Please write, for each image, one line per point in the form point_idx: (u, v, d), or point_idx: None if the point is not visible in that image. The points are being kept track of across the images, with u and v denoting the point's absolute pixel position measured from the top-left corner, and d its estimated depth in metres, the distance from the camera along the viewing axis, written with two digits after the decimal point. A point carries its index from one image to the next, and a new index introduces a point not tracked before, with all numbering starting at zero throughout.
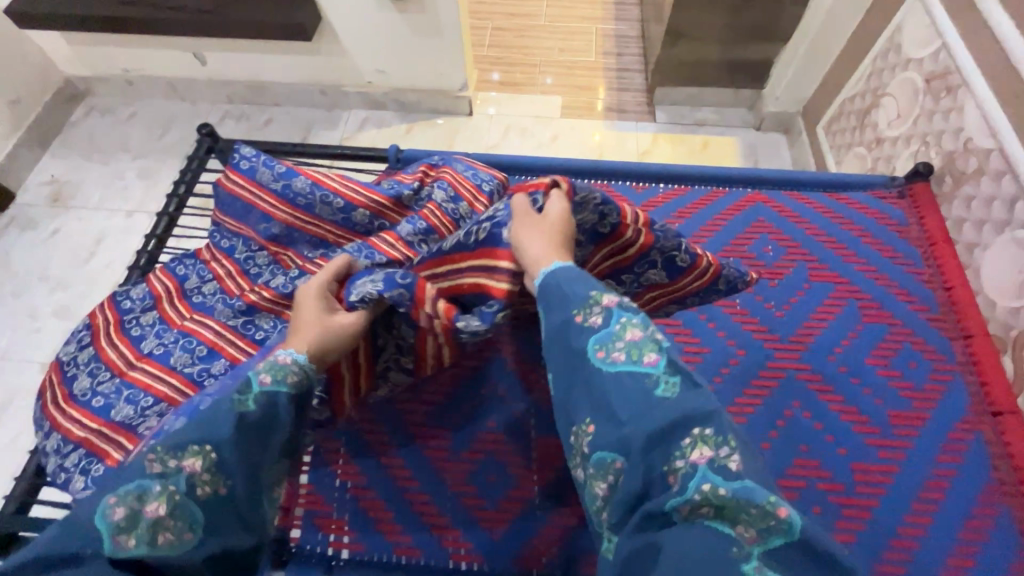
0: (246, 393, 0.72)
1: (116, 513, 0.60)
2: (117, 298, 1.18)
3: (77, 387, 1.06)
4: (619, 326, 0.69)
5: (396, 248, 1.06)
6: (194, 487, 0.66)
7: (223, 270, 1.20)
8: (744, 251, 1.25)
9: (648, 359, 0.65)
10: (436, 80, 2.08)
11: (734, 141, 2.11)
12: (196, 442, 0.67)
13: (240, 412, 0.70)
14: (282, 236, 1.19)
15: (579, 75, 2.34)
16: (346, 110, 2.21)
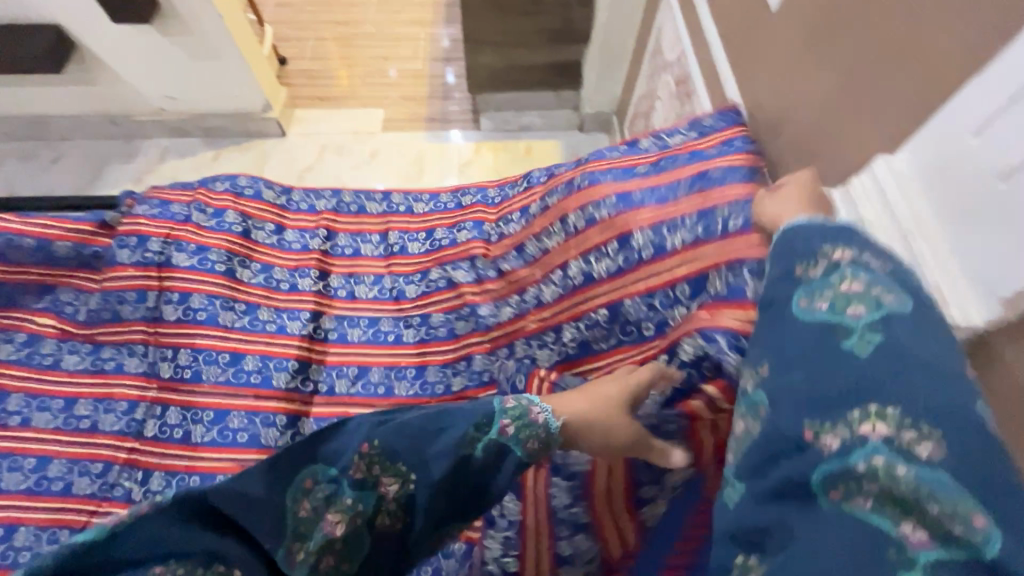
0: (482, 431, 0.63)
1: (302, 509, 0.56)
2: None
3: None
4: (839, 275, 0.51)
5: (200, 281, 1.09)
6: (379, 513, 0.60)
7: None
8: None
9: (858, 309, 0.49)
10: (233, 103, 1.94)
11: (555, 143, 2.09)
12: (405, 463, 0.60)
13: (462, 458, 0.61)
14: (95, 307, 1.08)
15: (404, 85, 2.25)
16: (147, 140, 2.04)
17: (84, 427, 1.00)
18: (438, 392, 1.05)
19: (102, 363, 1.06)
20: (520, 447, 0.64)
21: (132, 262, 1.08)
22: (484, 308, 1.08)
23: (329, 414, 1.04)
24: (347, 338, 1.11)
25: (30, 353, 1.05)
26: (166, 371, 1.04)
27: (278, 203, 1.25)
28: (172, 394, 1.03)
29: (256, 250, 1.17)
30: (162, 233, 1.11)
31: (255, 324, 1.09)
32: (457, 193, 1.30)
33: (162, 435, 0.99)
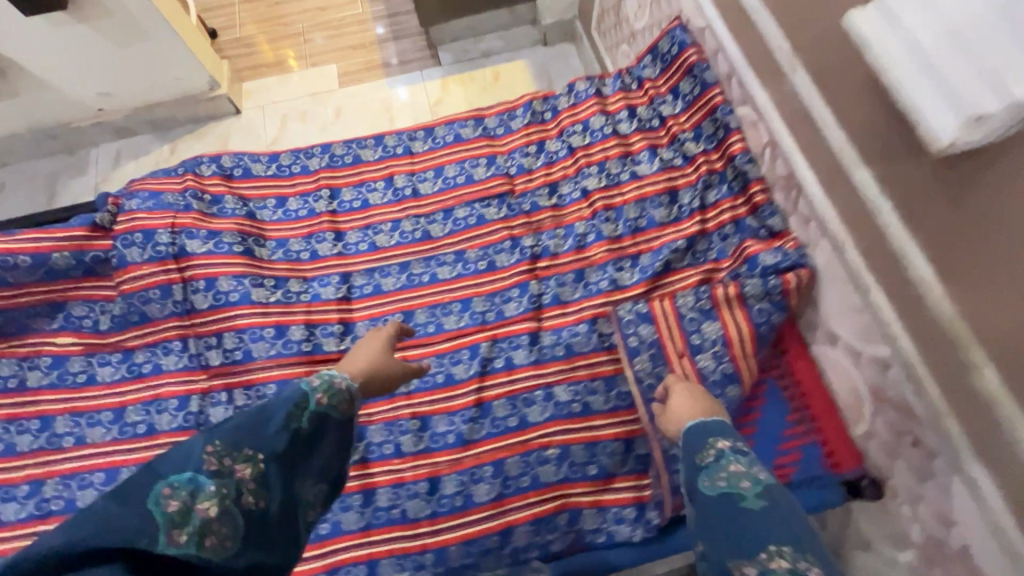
0: (302, 408, 0.67)
1: (173, 504, 0.54)
2: None
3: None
4: (725, 459, 0.68)
5: (217, 264, 1.04)
6: (242, 493, 0.59)
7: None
8: (643, 232, 1.10)
9: (744, 483, 0.65)
10: (175, 88, 1.80)
11: (522, 63, 1.98)
12: (249, 448, 0.61)
13: (294, 431, 0.65)
14: (118, 312, 1.04)
15: (348, 34, 2.10)
16: (94, 148, 1.89)
17: (142, 431, 0.98)
18: (490, 321, 1.05)
19: (140, 368, 1.03)
20: (333, 412, 0.69)
21: (145, 259, 1.03)
22: (529, 238, 1.11)
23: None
24: (381, 296, 1.08)
25: (63, 373, 1.02)
26: (206, 362, 1.01)
27: (274, 175, 1.19)
28: (227, 377, 1.00)
29: (266, 227, 1.13)
30: (166, 223, 1.05)
31: (289, 297, 1.05)
32: (453, 124, 1.25)
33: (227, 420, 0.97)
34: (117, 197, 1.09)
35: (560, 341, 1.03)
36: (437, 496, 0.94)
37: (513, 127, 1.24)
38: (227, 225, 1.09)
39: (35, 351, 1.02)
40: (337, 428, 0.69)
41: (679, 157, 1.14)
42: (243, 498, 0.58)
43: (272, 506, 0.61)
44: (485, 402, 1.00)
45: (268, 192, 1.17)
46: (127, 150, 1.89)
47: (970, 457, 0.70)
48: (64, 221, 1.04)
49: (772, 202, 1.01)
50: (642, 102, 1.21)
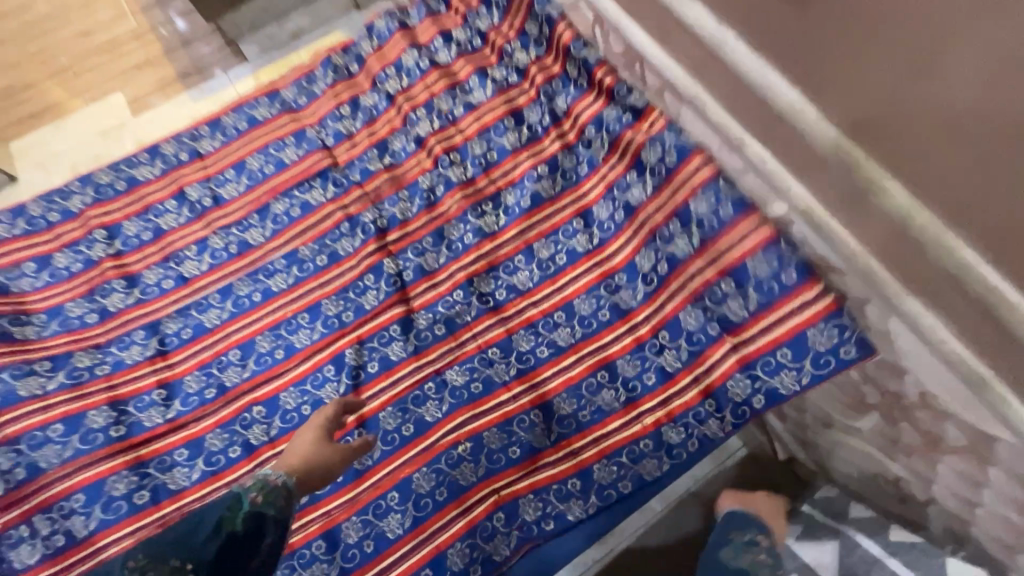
0: (235, 509, 0.54)
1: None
2: None
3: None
4: None
5: None
6: None
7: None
8: (495, 165, 0.94)
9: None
10: None
11: (340, 32, 1.73)
12: (177, 558, 0.49)
13: (227, 536, 0.52)
14: None
15: (126, 54, 1.77)
16: None
17: None
18: (349, 322, 0.85)
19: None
20: (277, 513, 0.56)
21: None
22: (368, 213, 0.92)
23: (231, 414, 0.81)
24: (210, 337, 0.85)
25: None
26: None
27: (25, 232, 0.92)
28: (18, 508, 0.73)
29: (30, 300, 0.87)
30: None
31: (79, 376, 0.81)
32: (242, 107, 1.02)
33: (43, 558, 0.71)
34: None
35: (437, 319, 0.85)
36: (342, 548, 0.75)
37: (317, 92, 1.03)
38: None
39: None
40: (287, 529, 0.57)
41: (512, 72, 0.98)
42: None
43: None
44: (369, 418, 0.81)
45: (21, 256, 0.90)
46: None
47: (899, 290, 0.61)
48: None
49: (624, 82, 0.88)
50: (455, 22, 1.04)
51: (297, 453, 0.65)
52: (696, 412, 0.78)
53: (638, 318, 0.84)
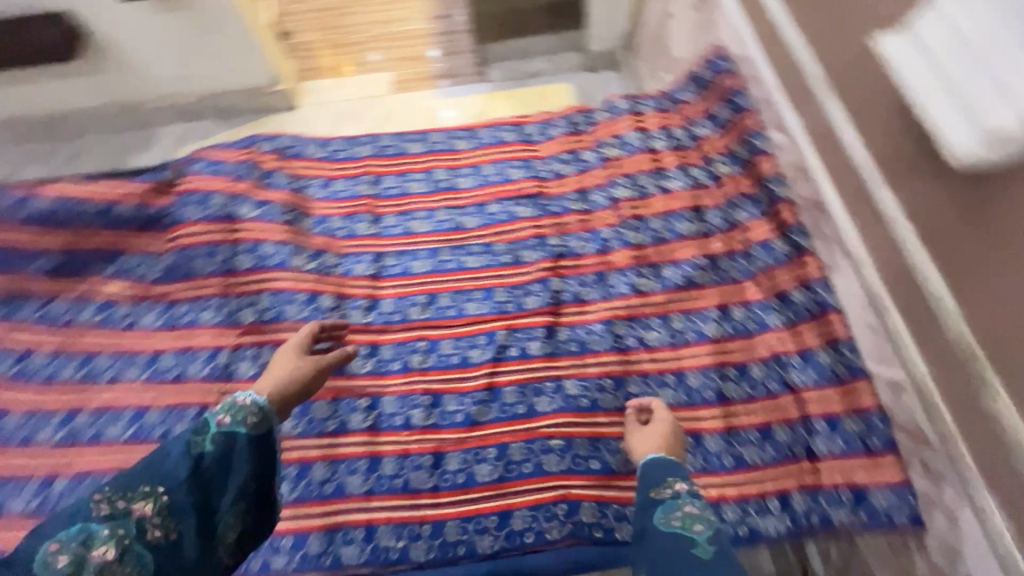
0: (202, 434, 0.71)
1: (59, 561, 0.59)
2: None
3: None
4: (679, 499, 0.74)
5: (264, 230, 1.12)
6: (147, 529, 0.64)
7: (29, 340, 1.06)
8: (667, 242, 1.13)
9: (701, 527, 0.70)
10: (243, 79, 1.93)
11: (567, 86, 2.06)
12: (149, 484, 0.66)
13: (196, 455, 0.69)
14: (169, 267, 1.11)
15: (405, 46, 2.22)
16: (162, 127, 2.01)
17: (176, 376, 1.04)
18: (510, 311, 1.09)
19: (178, 318, 1.09)
20: (245, 430, 0.73)
21: (204, 217, 1.12)
22: (554, 238, 1.15)
23: (406, 338, 1.07)
24: (412, 279, 1.13)
25: (113, 312, 1.09)
26: (241, 319, 1.07)
27: (323, 156, 1.27)
28: (259, 336, 1.05)
29: (309, 201, 1.20)
30: (224, 188, 1.14)
31: (323, 266, 1.11)
32: (495, 126, 1.32)
33: (254, 374, 1.02)
34: (190, 157, 1.19)
35: (575, 338, 1.06)
36: (442, 469, 0.96)
37: (551, 136, 1.30)
38: (274, 193, 1.17)
39: (97, 300, 1.10)
40: (258, 445, 0.74)
41: (708, 177, 1.18)
42: (151, 523, 0.64)
43: (185, 532, 0.65)
44: (497, 387, 1.02)
45: (315, 170, 1.25)
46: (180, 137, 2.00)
47: (982, 487, 0.72)
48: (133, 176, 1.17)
49: (800, 224, 1.05)
50: (677, 122, 1.27)
51: (272, 376, 0.86)
52: (755, 506, 0.90)
53: (735, 409, 0.97)
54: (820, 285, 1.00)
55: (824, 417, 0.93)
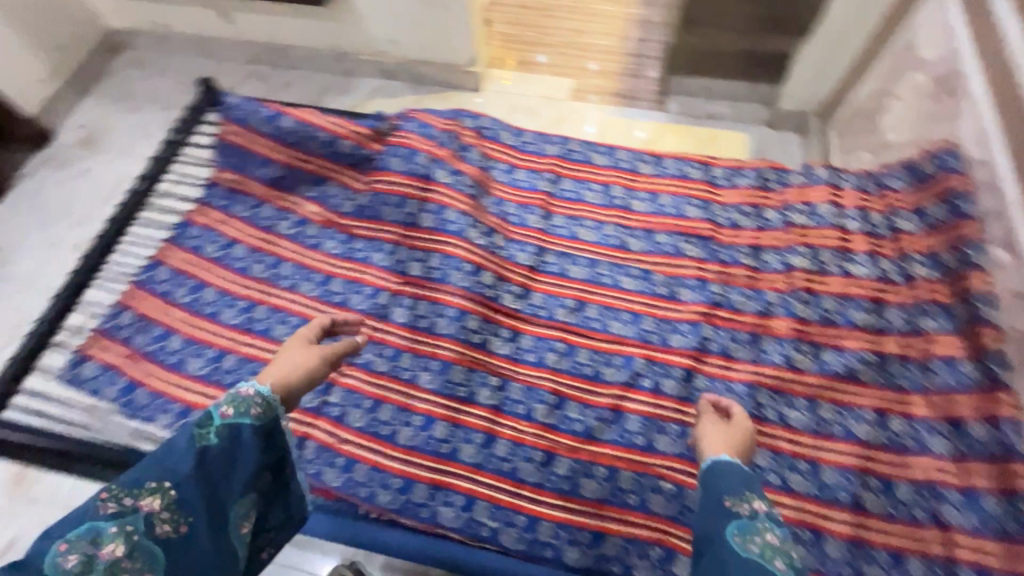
0: (206, 427, 0.81)
1: (70, 560, 0.69)
2: (166, 294, 1.15)
3: (139, 343, 1.09)
4: (761, 524, 0.70)
5: (449, 196, 1.18)
6: (154, 523, 0.74)
7: (237, 231, 1.22)
8: (836, 328, 1.11)
9: (783, 564, 0.66)
10: (444, 54, 2.08)
11: (743, 136, 2.01)
12: (154, 481, 0.76)
13: (200, 448, 0.79)
14: (359, 206, 1.23)
15: (594, 59, 2.27)
16: (361, 78, 2.23)
17: (340, 302, 1.16)
18: (654, 343, 1.08)
19: (354, 253, 1.21)
20: (250, 421, 0.83)
21: (401, 170, 1.20)
22: (716, 285, 1.14)
23: (547, 335, 1.10)
24: (567, 282, 1.16)
25: (304, 231, 1.23)
26: (406, 269, 1.16)
27: (513, 144, 1.33)
28: (418, 289, 1.13)
29: (493, 182, 1.26)
30: (426, 148, 1.21)
31: (492, 245, 1.16)
32: (682, 160, 1.32)
33: (404, 322, 1.11)
34: (402, 113, 1.28)
35: (713, 389, 1.04)
36: (550, 470, 0.98)
37: (738, 185, 1.28)
38: (465, 165, 1.24)
39: (295, 216, 1.24)
40: (260, 437, 0.84)
41: (898, 273, 1.13)
42: (160, 513, 0.74)
43: (192, 522, 0.76)
44: (621, 411, 1.03)
45: (503, 155, 1.31)
46: (374, 89, 2.21)
47: None
48: (357, 117, 1.22)
49: (1003, 355, 0.95)
50: (877, 209, 1.20)
51: (278, 370, 0.93)
52: None
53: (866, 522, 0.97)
54: (1010, 426, 0.91)
55: (972, 565, 0.89)
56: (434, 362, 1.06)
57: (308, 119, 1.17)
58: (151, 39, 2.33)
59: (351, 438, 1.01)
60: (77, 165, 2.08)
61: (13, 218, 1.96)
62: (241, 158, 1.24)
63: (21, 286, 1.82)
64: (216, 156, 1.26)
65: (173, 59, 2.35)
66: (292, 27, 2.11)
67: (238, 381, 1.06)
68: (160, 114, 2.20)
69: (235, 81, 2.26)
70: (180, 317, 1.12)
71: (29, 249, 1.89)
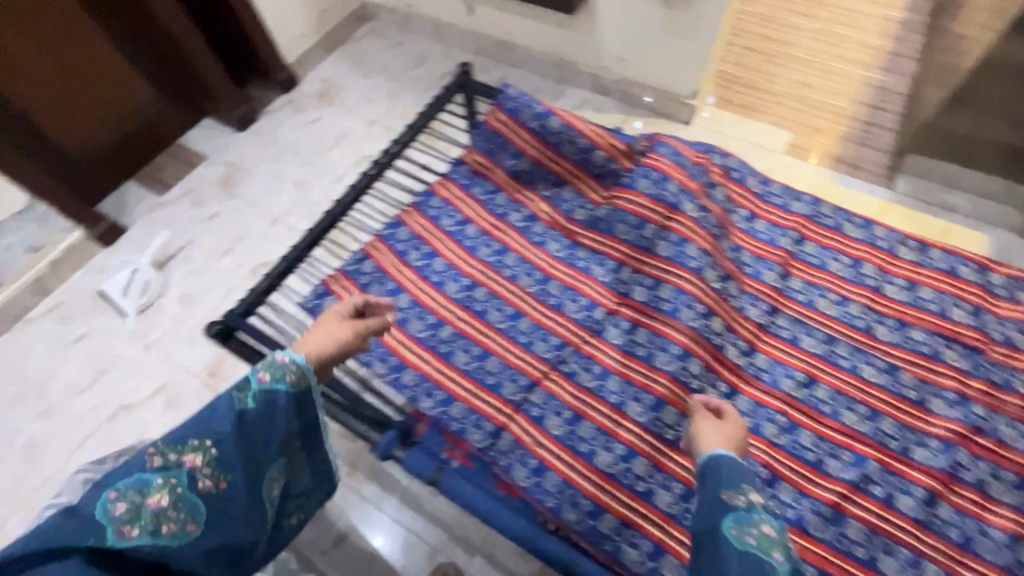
0: (246, 391, 0.89)
1: (119, 508, 0.73)
2: (401, 254, 1.22)
3: (373, 293, 1.17)
4: (758, 519, 0.74)
5: (692, 230, 1.13)
6: (194, 477, 0.80)
7: (472, 212, 1.28)
8: None
9: (776, 556, 0.69)
10: (667, 81, 2.05)
11: (985, 239, 1.76)
12: (197, 439, 0.82)
13: (240, 410, 0.87)
14: (591, 218, 1.23)
15: (818, 117, 2.11)
16: (574, 88, 2.27)
17: (555, 305, 1.16)
18: (891, 449, 0.97)
19: (576, 260, 1.21)
20: (285, 387, 0.91)
21: (647, 193, 1.17)
22: (981, 407, 0.99)
23: (767, 403, 1.02)
24: (798, 352, 1.07)
25: (533, 228, 1.26)
26: (629, 292, 1.14)
27: (758, 192, 1.26)
28: (639, 316, 1.10)
29: (733, 227, 1.21)
30: (677, 177, 1.17)
31: (725, 292, 1.10)
32: (956, 254, 1.14)
33: (619, 344, 1.08)
34: (655, 135, 1.25)
35: (960, 526, 0.92)
36: None
37: (1020, 300, 1.08)
38: (710, 203, 1.18)
39: (528, 212, 1.28)
40: (294, 399, 0.92)
41: None
42: (203, 469, 0.80)
43: (231, 476, 0.83)
44: (842, 512, 0.94)
45: (747, 201, 1.24)
46: (583, 100, 2.24)
47: None
48: (616, 130, 1.21)
49: None
50: None
51: (313, 341, 0.98)
52: None
53: None
54: None
55: None
56: (646, 396, 1.02)
57: (573, 123, 1.18)
58: (394, 15, 2.54)
59: (547, 444, 1.00)
60: (310, 112, 2.32)
61: (252, 146, 2.23)
62: (495, 144, 1.26)
63: (245, 206, 2.05)
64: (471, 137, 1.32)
65: (407, 36, 2.54)
66: (525, 27, 2.19)
67: (451, 353, 1.10)
68: (386, 83, 2.39)
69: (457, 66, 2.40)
70: (411, 278, 1.19)
71: (259, 176, 2.14)
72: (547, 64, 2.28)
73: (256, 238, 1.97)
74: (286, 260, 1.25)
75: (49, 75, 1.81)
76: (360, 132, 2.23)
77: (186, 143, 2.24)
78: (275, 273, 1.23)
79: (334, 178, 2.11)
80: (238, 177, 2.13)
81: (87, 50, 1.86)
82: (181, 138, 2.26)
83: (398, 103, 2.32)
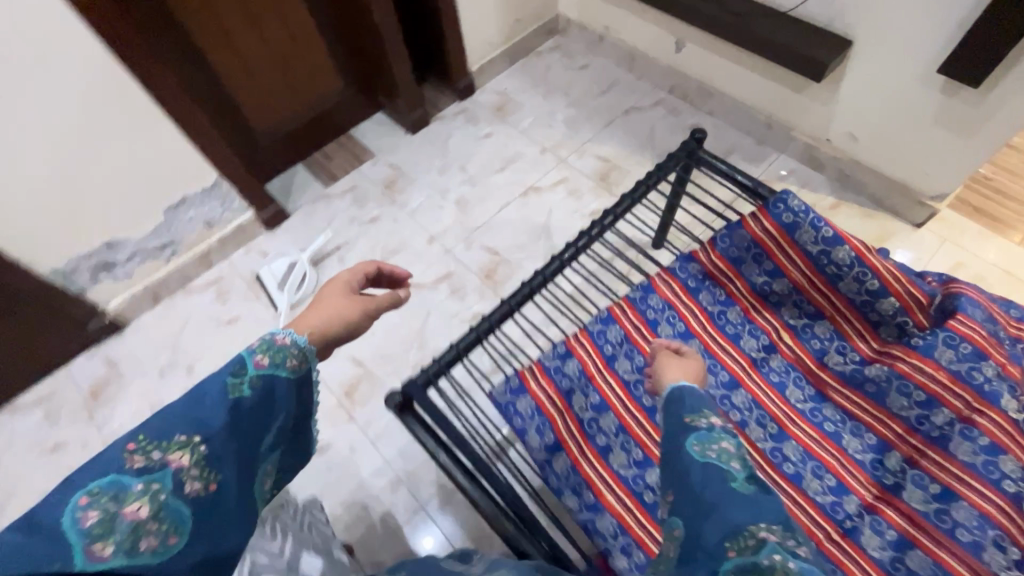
0: (241, 376, 0.63)
1: (90, 518, 0.51)
2: (610, 360, 1.04)
3: (575, 404, 1.01)
4: (718, 433, 0.72)
5: (1011, 437, 0.85)
6: (181, 477, 0.56)
7: (698, 324, 1.08)
8: None
9: (738, 466, 0.68)
10: (908, 172, 1.70)
11: None
12: (184, 432, 0.57)
13: (234, 397, 0.62)
14: (852, 374, 0.99)
15: None
16: (777, 154, 1.98)
17: (791, 475, 0.94)
18: None
19: (821, 421, 0.98)
20: (286, 374, 0.67)
21: (949, 367, 0.90)
22: None
23: None
24: None
25: (769, 365, 1.04)
26: (898, 487, 0.90)
27: None
28: (910, 530, 0.86)
29: None
30: (996, 357, 0.89)
31: None
32: None
33: (879, 561, 0.86)
34: (961, 284, 0.97)
35: None
36: None
37: None
38: None
39: (766, 341, 1.05)
40: (301, 381, 0.69)
41: None
42: (191, 469, 0.57)
43: (226, 472, 0.59)
44: None
45: None
46: (786, 171, 1.95)
47: None
48: (916, 275, 0.95)
49: None
50: None
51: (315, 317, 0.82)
52: None
53: None
54: None
55: None
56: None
57: (866, 259, 0.94)
58: (586, 34, 2.36)
59: None
60: (481, 125, 2.20)
61: (419, 152, 2.15)
62: (748, 254, 1.05)
63: (404, 217, 1.98)
64: (715, 233, 1.10)
65: (595, 58, 2.34)
66: (742, 76, 1.92)
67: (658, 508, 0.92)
68: (565, 106, 2.22)
69: (642, 100, 2.18)
70: (619, 394, 1.00)
71: (423, 186, 2.05)
72: (753, 121, 2.00)
73: (409, 254, 1.89)
74: (475, 330, 1.11)
75: (256, 45, 1.72)
76: (530, 157, 2.09)
77: (358, 136, 2.21)
78: (463, 343, 1.10)
79: (498, 205, 1.98)
80: (402, 183, 2.06)
81: (293, 21, 1.76)
82: (353, 128, 2.22)
83: (575, 131, 2.14)
